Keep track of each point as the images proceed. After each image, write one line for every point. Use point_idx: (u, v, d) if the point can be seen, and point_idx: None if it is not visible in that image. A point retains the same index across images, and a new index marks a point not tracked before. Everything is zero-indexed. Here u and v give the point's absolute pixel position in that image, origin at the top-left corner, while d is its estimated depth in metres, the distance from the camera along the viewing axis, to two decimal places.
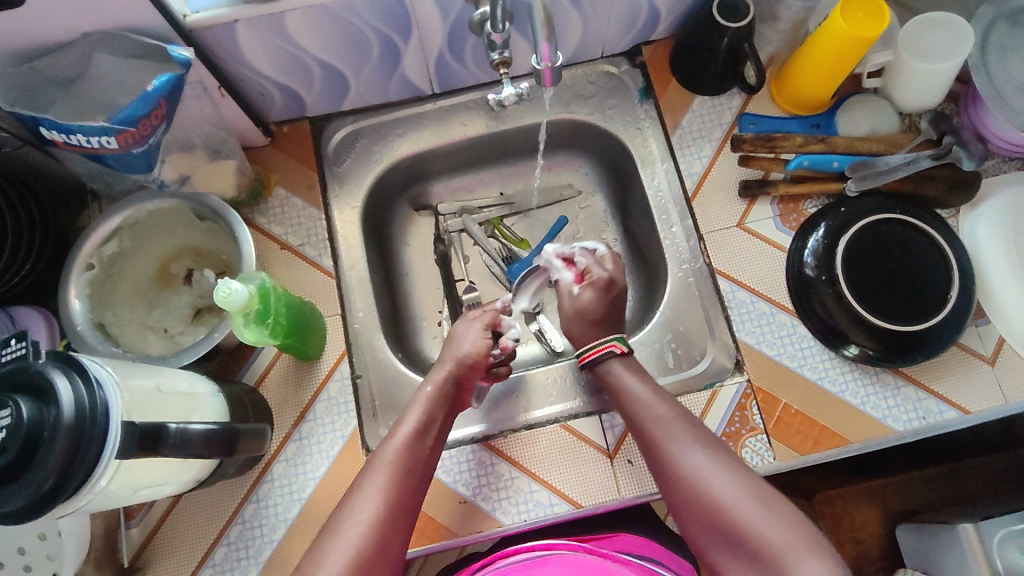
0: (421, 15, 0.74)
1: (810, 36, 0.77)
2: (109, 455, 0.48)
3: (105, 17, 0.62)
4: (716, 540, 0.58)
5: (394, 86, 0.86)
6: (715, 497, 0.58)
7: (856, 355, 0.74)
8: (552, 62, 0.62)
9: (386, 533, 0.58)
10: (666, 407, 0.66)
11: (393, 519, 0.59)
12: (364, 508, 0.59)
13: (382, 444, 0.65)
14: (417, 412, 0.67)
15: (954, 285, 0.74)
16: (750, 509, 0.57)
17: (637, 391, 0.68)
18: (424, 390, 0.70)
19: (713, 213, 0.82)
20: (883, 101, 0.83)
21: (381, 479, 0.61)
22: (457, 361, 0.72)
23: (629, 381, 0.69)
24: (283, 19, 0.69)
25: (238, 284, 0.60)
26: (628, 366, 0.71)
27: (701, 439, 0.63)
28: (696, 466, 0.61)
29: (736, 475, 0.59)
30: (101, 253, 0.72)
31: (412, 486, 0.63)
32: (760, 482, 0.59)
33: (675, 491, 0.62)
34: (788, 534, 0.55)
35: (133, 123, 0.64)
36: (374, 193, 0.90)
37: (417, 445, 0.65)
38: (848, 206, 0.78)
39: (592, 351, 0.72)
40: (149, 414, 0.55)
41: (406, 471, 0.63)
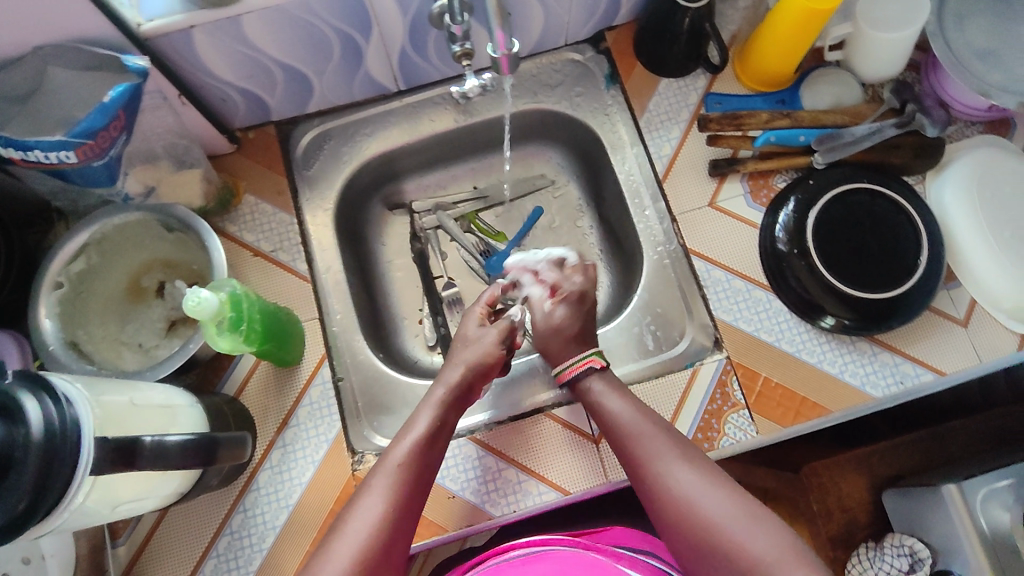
0: (380, 12, 0.73)
1: (770, 12, 0.77)
2: (83, 473, 0.48)
3: (55, 28, 0.61)
4: (705, 561, 0.57)
5: (358, 85, 0.85)
6: (703, 516, 0.58)
7: (832, 326, 0.75)
8: (507, 49, 0.62)
9: (391, 535, 0.58)
10: (650, 425, 0.66)
11: (399, 522, 0.59)
12: (371, 509, 0.59)
13: (391, 446, 0.65)
14: (427, 415, 0.67)
15: (924, 251, 0.75)
16: (739, 526, 0.56)
17: (620, 412, 0.68)
18: (436, 393, 0.70)
19: (684, 194, 0.83)
20: (846, 74, 0.84)
21: (385, 482, 0.61)
22: (471, 365, 0.72)
23: (610, 403, 0.69)
24: (240, 23, 0.68)
25: (208, 292, 0.59)
26: (608, 382, 0.71)
27: (687, 456, 0.63)
28: (684, 483, 0.60)
29: (724, 492, 0.59)
30: (69, 271, 0.71)
31: (418, 487, 0.62)
32: (748, 498, 0.59)
33: (662, 511, 0.61)
34: (779, 549, 0.54)
35: (92, 135, 0.62)
36: (345, 194, 0.89)
37: (426, 447, 0.65)
38: (816, 179, 0.78)
39: (574, 366, 0.73)
40: (123, 429, 0.54)
41: (412, 474, 0.62)
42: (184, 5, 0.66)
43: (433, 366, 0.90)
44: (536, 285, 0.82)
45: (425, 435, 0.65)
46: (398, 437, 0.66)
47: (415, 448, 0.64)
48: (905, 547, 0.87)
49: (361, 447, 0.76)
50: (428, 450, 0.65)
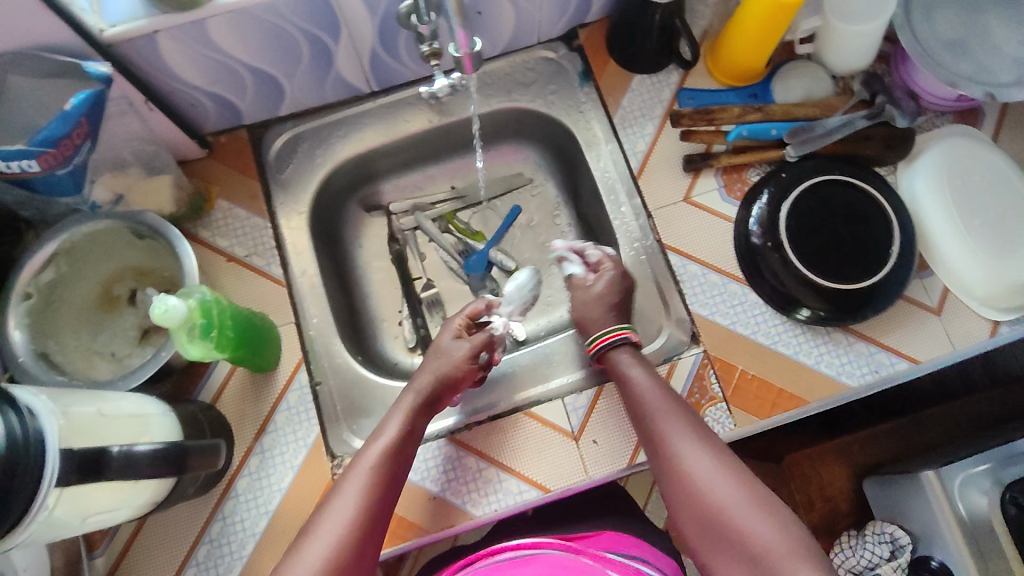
0: (348, 12, 0.73)
1: (739, 7, 0.78)
2: (48, 486, 0.47)
3: (13, 36, 0.60)
4: (712, 545, 0.58)
5: (330, 86, 0.85)
6: (714, 502, 0.58)
7: (807, 318, 0.75)
8: (470, 48, 0.62)
9: (364, 534, 0.59)
10: (671, 404, 0.66)
11: (370, 522, 0.59)
12: (342, 510, 0.59)
13: (361, 450, 0.65)
14: (397, 421, 0.68)
15: (896, 237, 0.75)
16: (749, 515, 0.56)
17: (642, 388, 0.68)
18: (405, 398, 0.70)
19: (659, 190, 0.83)
20: (816, 66, 0.84)
21: (356, 484, 0.61)
22: (440, 376, 0.72)
23: (634, 377, 0.69)
24: (204, 26, 0.68)
25: (175, 299, 0.59)
26: (637, 357, 0.72)
27: (704, 439, 0.63)
28: (698, 467, 0.61)
29: (737, 479, 0.59)
30: (38, 281, 0.70)
31: (389, 489, 0.62)
32: (761, 488, 0.59)
33: (675, 491, 0.62)
34: (785, 540, 0.54)
35: (57, 142, 0.62)
36: (320, 197, 0.89)
37: (397, 449, 0.65)
38: (789, 172, 0.79)
39: (607, 337, 0.73)
40: (90, 440, 0.54)
41: (383, 476, 0.63)
42: (147, 9, 0.66)
43: (414, 367, 0.90)
44: (577, 265, 0.82)
45: (396, 438, 0.66)
46: (371, 440, 0.66)
47: (385, 452, 0.64)
48: (886, 534, 0.88)
49: (340, 451, 0.76)
50: (399, 453, 0.65)
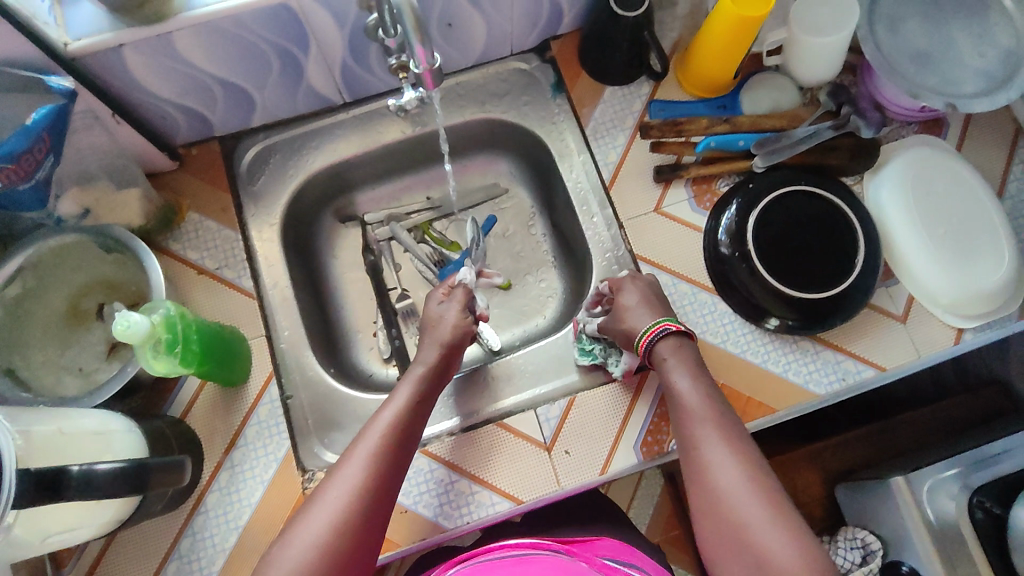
0: (316, 26, 0.72)
1: (707, 18, 0.78)
2: (5, 506, 0.46)
3: None
4: (731, 560, 0.57)
5: (302, 98, 0.85)
6: (737, 517, 0.57)
7: (776, 327, 0.76)
8: (431, 65, 0.60)
9: (370, 503, 0.59)
10: (714, 412, 0.64)
11: (378, 491, 0.60)
12: (349, 475, 0.60)
13: (373, 419, 0.65)
14: (406, 390, 0.69)
15: (861, 245, 0.77)
16: (771, 535, 0.55)
17: (683, 392, 0.66)
18: (416, 368, 0.72)
19: (631, 200, 0.83)
20: (784, 77, 0.85)
21: (364, 454, 0.61)
22: (444, 342, 0.74)
23: (676, 380, 0.67)
24: (171, 40, 0.68)
25: (138, 316, 0.58)
26: (679, 351, 0.68)
27: (737, 452, 0.61)
28: (726, 480, 0.59)
29: (765, 498, 0.57)
30: (3, 295, 0.69)
31: (399, 458, 0.63)
32: (787, 509, 0.56)
33: (700, 501, 0.60)
34: (806, 566, 0.52)
35: (17, 158, 0.60)
36: (293, 209, 0.89)
37: (407, 419, 0.66)
38: (757, 182, 0.80)
39: (648, 334, 0.69)
40: (50, 458, 0.54)
41: (392, 444, 0.63)
42: (111, 23, 0.65)
43: (389, 379, 0.90)
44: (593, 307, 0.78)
45: (406, 407, 0.66)
46: (381, 410, 0.66)
47: (396, 420, 0.65)
48: (857, 539, 0.89)
49: (312, 465, 0.76)
50: (407, 423, 0.65)
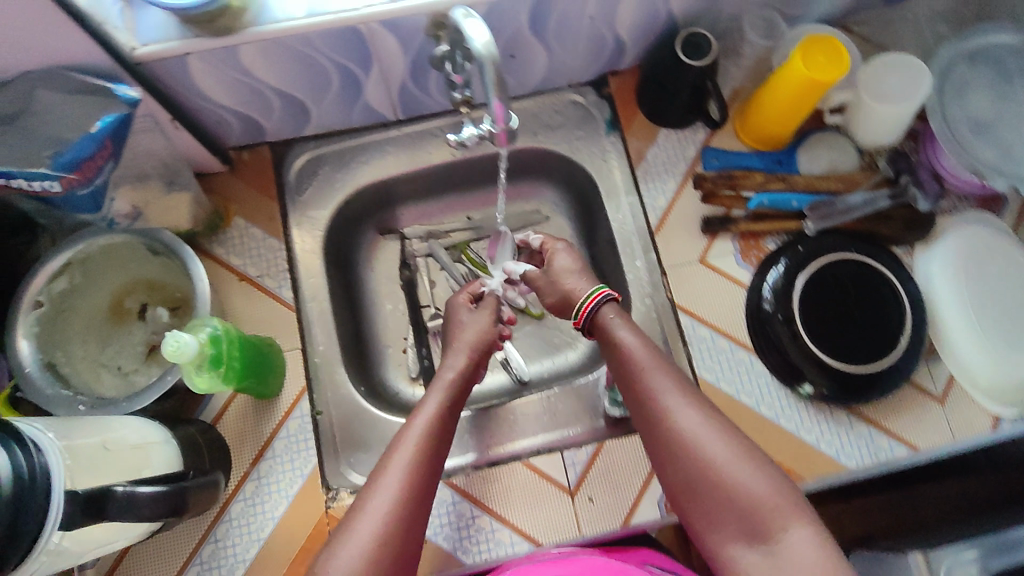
0: (382, 50, 0.71)
1: (775, 73, 0.77)
2: (52, 528, 0.48)
3: (44, 56, 0.59)
4: (699, 503, 0.54)
5: (357, 113, 0.84)
6: (702, 458, 0.55)
7: (811, 393, 0.76)
8: (507, 124, 0.55)
9: (414, 504, 0.58)
10: (658, 358, 0.63)
11: (419, 494, 0.59)
12: (392, 476, 0.59)
13: (406, 428, 0.64)
14: (433, 399, 0.68)
15: (907, 320, 0.76)
16: (739, 470, 0.53)
17: (632, 344, 0.64)
18: (446, 377, 0.72)
19: (675, 249, 0.83)
20: (844, 139, 0.84)
21: (405, 459, 0.60)
22: (472, 348, 0.76)
23: (624, 335, 0.65)
24: (236, 52, 0.66)
25: (187, 336, 0.59)
26: (621, 313, 0.70)
27: (690, 393, 0.59)
28: (684, 422, 0.57)
29: (726, 433, 0.56)
30: (51, 290, 0.70)
31: (434, 463, 0.62)
32: (747, 442, 0.55)
33: (661, 450, 0.58)
34: (776, 494, 0.51)
35: (77, 165, 0.62)
36: (337, 221, 0.88)
37: (439, 426, 0.65)
38: (806, 245, 0.79)
39: (589, 303, 0.69)
40: (96, 474, 0.54)
41: (428, 453, 0.62)
42: (180, 30, 0.63)
43: (415, 399, 0.90)
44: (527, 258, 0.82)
45: (436, 416, 0.66)
46: (412, 419, 0.65)
47: (429, 426, 0.64)
48: None
49: (337, 483, 0.78)
50: (440, 432, 0.65)
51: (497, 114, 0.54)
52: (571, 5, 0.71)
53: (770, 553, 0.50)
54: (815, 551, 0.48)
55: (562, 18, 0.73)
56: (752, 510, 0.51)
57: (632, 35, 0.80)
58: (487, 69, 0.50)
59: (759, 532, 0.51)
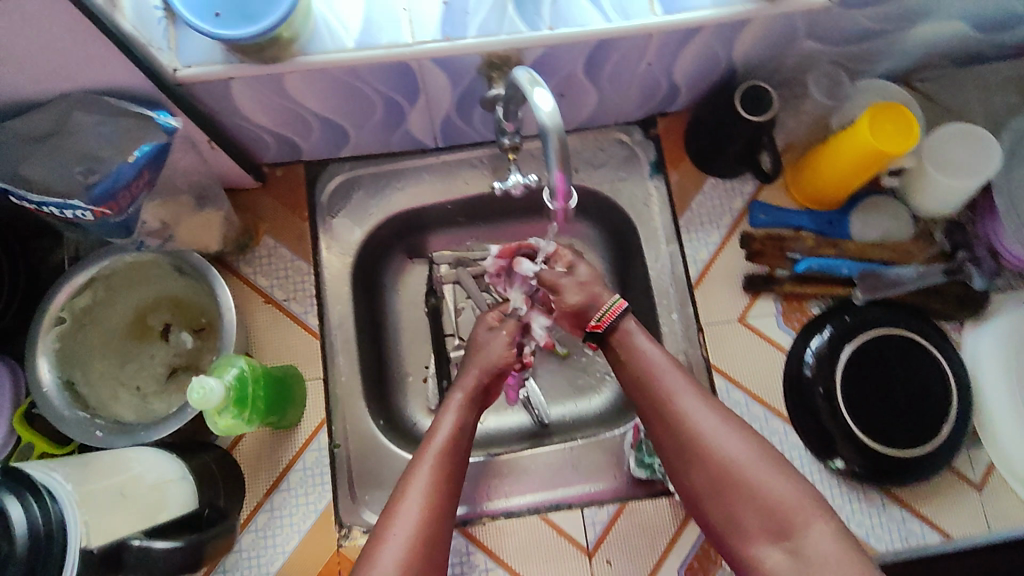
0: (431, 84, 0.69)
1: (837, 134, 0.73)
2: None
3: (85, 80, 0.56)
4: (724, 503, 0.61)
5: (396, 140, 0.81)
6: (726, 460, 0.61)
7: (840, 468, 0.76)
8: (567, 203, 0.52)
9: (438, 514, 0.61)
10: (675, 363, 0.67)
11: (432, 539, 0.60)
12: (404, 530, 0.59)
13: (409, 479, 0.63)
14: (449, 418, 0.68)
15: (952, 406, 0.75)
16: (758, 470, 0.60)
17: (651, 352, 0.67)
18: (453, 396, 0.71)
19: (714, 305, 0.81)
20: (899, 204, 0.81)
21: (415, 514, 0.60)
22: (485, 369, 0.72)
23: (643, 345, 0.68)
24: (283, 80, 0.64)
25: (213, 380, 0.57)
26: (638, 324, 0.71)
27: (708, 397, 0.64)
28: (706, 424, 0.62)
29: (744, 435, 0.62)
30: (73, 306, 0.68)
31: (447, 494, 0.63)
32: (764, 444, 0.62)
33: (681, 453, 0.63)
34: (796, 494, 0.58)
35: (111, 197, 0.61)
36: (367, 247, 0.86)
37: (454, 451, 0.66)
38: (853, 315, 0.78)
39: (609, 314, 0.70)
40: (119, 526, 0.53)
41: (438, 505, 0.62)
42: (226, 55, 0.60)
43: None
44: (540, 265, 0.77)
45: (454, 431, 0.67)
46: (418, 464, 0.64)
47: (438, 471, 0.63)
48: None
49: (350, 521, 0.77)
50: (447, 462, 0.64)
51: (559, 189, 0.50)
52: (632, 51, 0.68)
53: (795, 549, 0.57)
54: (834, 543, 0.56)
55: (620, 63, 0.70)
56: (775, 510, 0.58)
57: (688, 81, 0.77)
58: (550, 139, 0.47)
59: (781, 529, 0.58)
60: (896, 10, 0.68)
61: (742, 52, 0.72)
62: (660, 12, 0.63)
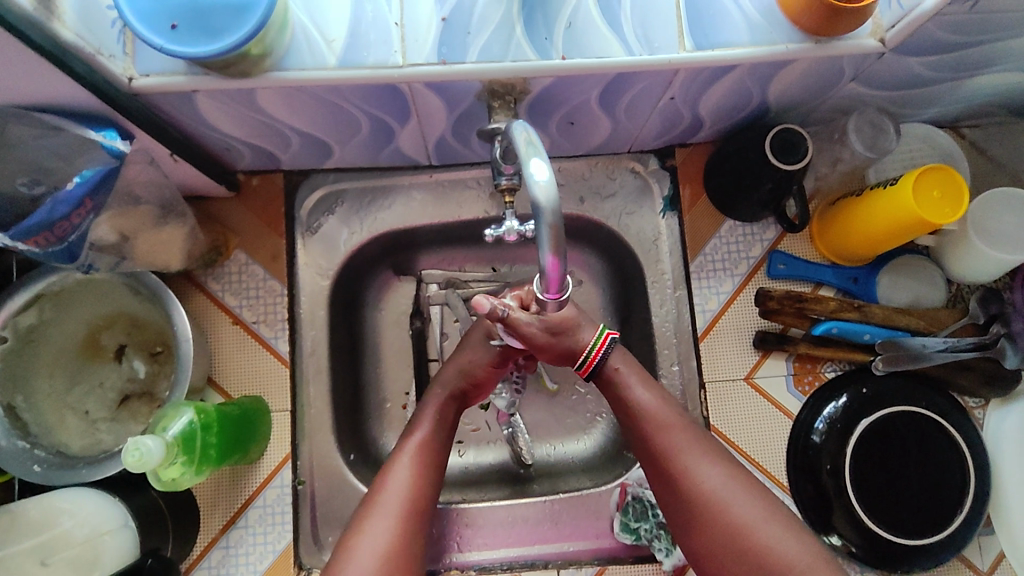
0: (423, 107, 0.61)
1: (874, 189, 0.66)
2: None
3: (20, 93, 0.49)
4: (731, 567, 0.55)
5: (385, 156, 0.74)
6: (732, 523, 0.55)
7: (837, 544, 0.70)
8: (560, 296, 0.47)
9: (409, 529, 0.56)
10: (673, 414, 0.60)
11: (402, 557, 0.55)
12: (370, 547, 0.54)
13: (380, 484, 0.59)
14: (427, 416, 0.64)
15: (967, 493, 0.70)
16: (768, 531, 0.54)
17: (647, 403, 0.61)
18: (435, 393, 0.66)
19: (720, 361, 0.75)
20: (932, 265, 0.75)
21: (385, 525, 0.56)
22: (464, 373, 0.66)
23: (636, 393, 0.61)
24: (254, 94, 0.55)
25: (151, 439, 0.53)
26: (625, 358, 0.63)
27: (710, 449, 0.59)
28: (709, 481, 0.57)
29: (751, 491, 0.56)
30: (17, 324, 0.62)
31: (422, 503, 0.58)
32: (770, 499, 0.56)
33: (684, 513, 0.57)
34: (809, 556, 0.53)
35: (45, 227, 0.53)
36: (349, 267, 0.79)
37: (433, 458, 0.61)
38: (872, 386, 0.71)
39: (596, 350, 0.61)
40: None
41: (411, 514, 0.57)
42: (187, 65, 0.52)
43: None
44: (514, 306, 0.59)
45: (427, 441, 0.62)
46: (391, 466, 0.60)
47: (413, 476, 0.59)
48: None
49: (311, 563, 0.71)
50: (425, 468, 0.60)
51: (550, 278, 0.45)
52: (652, 85, 0.60)
53: None
54: None
55: (637, 95, 0.62)
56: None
57: (713, 116, 0.69)
58: (544, 218, 0.41)
59: None
60: (959, 59, 0.59)
61: (776, 92, 0.64)
62: (690, 48, 0.55)
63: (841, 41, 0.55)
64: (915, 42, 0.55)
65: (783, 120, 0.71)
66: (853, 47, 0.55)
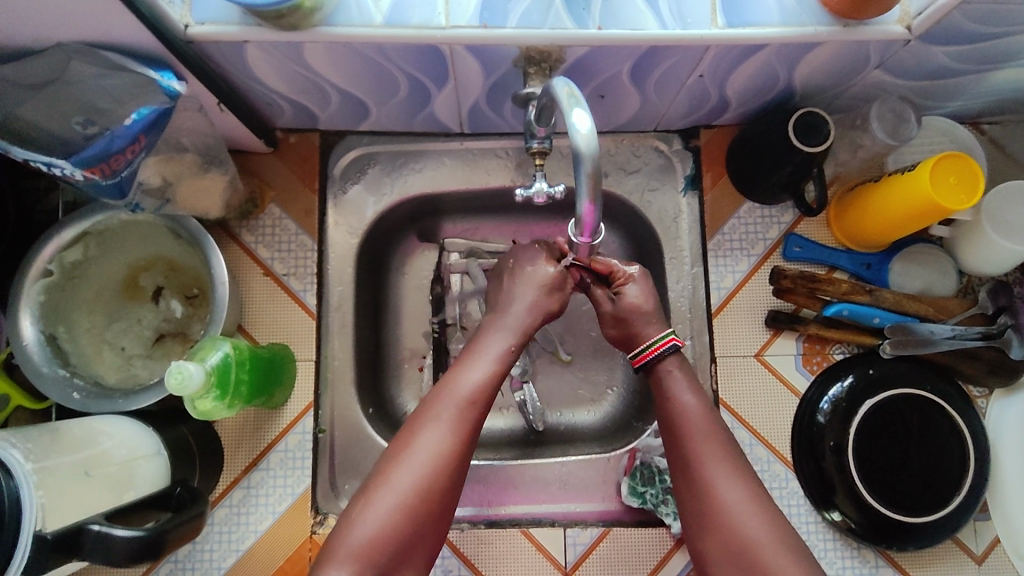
0: (461, 70, 0.63)
1: (891, 176, 0.68)
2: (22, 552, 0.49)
3: (84, 31, 0.51)
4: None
5: (419, 120, 0.77)
6: (744, 535, 0.56)
7: (836, 521, 0.73)
8: (592, 241, 0.52)
9: (452, 462, 0.58)
10: (711, 424, 0.62)
11: (438, 487, 0.57)
12: (409, 473, 0.57)
13: (424, 414, 0.60)
14: (488, 356, 0.64)
15: (966, 477, 0.71)
16: (781, 558, 0.54)
17: (688, 405, 0.63)
18: (499, 335, 0.66)
19: (732, 337, 0.77)
20: (945, 255, 0.77)
21: (426, 455, 0.57)
22: (523, 320, 0.67)
23: (681, 393, 0.64)
24: (301, 49, 0.58)
25: (193, 364, 0.56)
26: (682, 368, 0.66)
27: (737, 468, 0.59)
28: (732, 499, 0.57)
29: (775, 523, 0.56)
30: (63, 259, 0.65)
31: (467, 440, 0.59)
32: (780, 521, 0.57)
33: (699, 521, 0.58)
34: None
35: (101, 160, 0.56)
36: (377, 227, 0.82)
37: (486, 396, 0.62)
38: (878, 369, 0.73)
39: (653, 348, 0.66)
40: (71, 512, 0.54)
41: (456, 446, 0.58)
42: (241, 16, 0.55)
43: None
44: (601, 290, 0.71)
45: (485, 379, 0.62)
46: (439, 400, 0.61)
47: (462, 415, 0.60)
48: None
49: (326, 508, 0.75)
50: (473, 405, 0.61)
51: (585, 223, 0.49)
52: (683, 61, 0.62)
53: None
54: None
55: (667, 71, 0.64)
56: None
57: (739, 95, 0.71)
58: (584, 166, 0.45)
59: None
60: (986, 50, 0.61)
61: (803, 75, 0.66)
62: (722, 24, 0.57)
63: (868, 26, 0.57)
64: (943, 32, 0.57)
65: (808, 105, 0.73)
66: (880, 32, 0.57)
